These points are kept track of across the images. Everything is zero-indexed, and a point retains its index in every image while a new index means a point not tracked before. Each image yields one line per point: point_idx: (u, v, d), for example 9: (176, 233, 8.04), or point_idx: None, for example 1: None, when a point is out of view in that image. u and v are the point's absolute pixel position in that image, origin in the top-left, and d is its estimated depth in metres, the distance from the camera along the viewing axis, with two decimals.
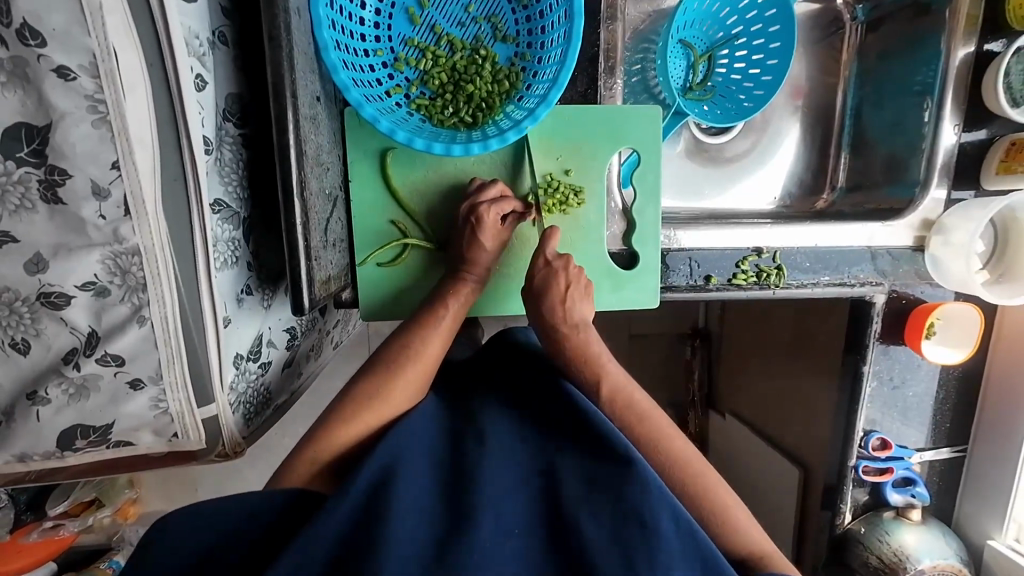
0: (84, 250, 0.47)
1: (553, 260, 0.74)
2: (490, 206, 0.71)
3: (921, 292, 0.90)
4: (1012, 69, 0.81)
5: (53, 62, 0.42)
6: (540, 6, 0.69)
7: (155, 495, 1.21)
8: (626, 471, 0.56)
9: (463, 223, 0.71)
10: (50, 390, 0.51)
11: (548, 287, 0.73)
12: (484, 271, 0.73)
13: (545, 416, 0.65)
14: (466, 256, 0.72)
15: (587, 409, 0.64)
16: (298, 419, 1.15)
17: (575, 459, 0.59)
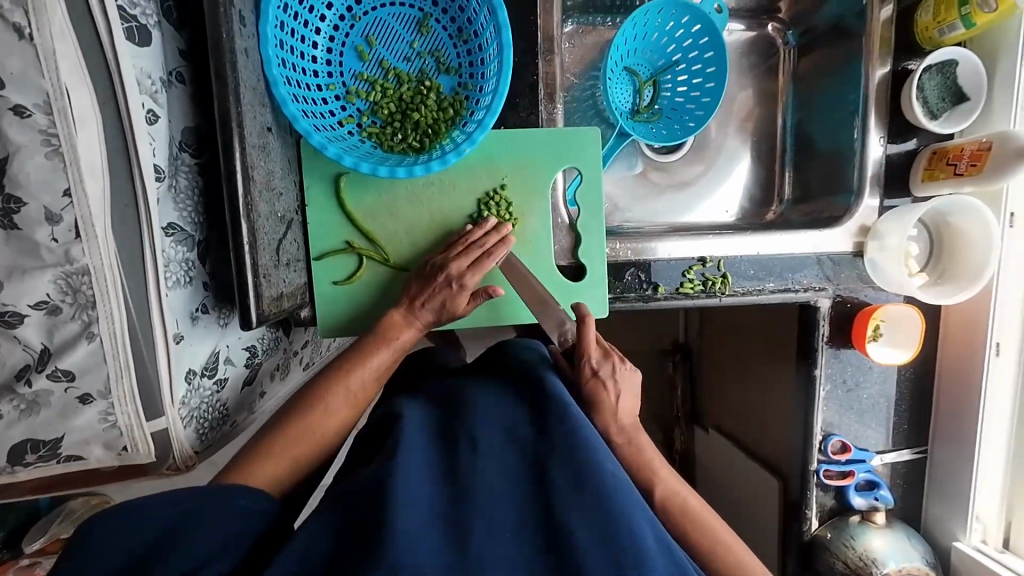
0: (37, 271, 0.51)
1: (598, 364, 0.70)
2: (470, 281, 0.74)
3: (865, 296, 0.93)
4: (925, 84, 0.87)
5: (10, 102, 0.46)
6: (477, 40, 0.75)
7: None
8: (614, 481, 0.54)
9: (439, 282, 0.74)
10: (2, 405, 0.53)
11: (599, 396, 0.70)
12: (425, 318, 0.75)
13: (538, 420, 0.61)
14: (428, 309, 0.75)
15: (573, 414, 0.61)
16: None
17: (566, 461, 0.55)
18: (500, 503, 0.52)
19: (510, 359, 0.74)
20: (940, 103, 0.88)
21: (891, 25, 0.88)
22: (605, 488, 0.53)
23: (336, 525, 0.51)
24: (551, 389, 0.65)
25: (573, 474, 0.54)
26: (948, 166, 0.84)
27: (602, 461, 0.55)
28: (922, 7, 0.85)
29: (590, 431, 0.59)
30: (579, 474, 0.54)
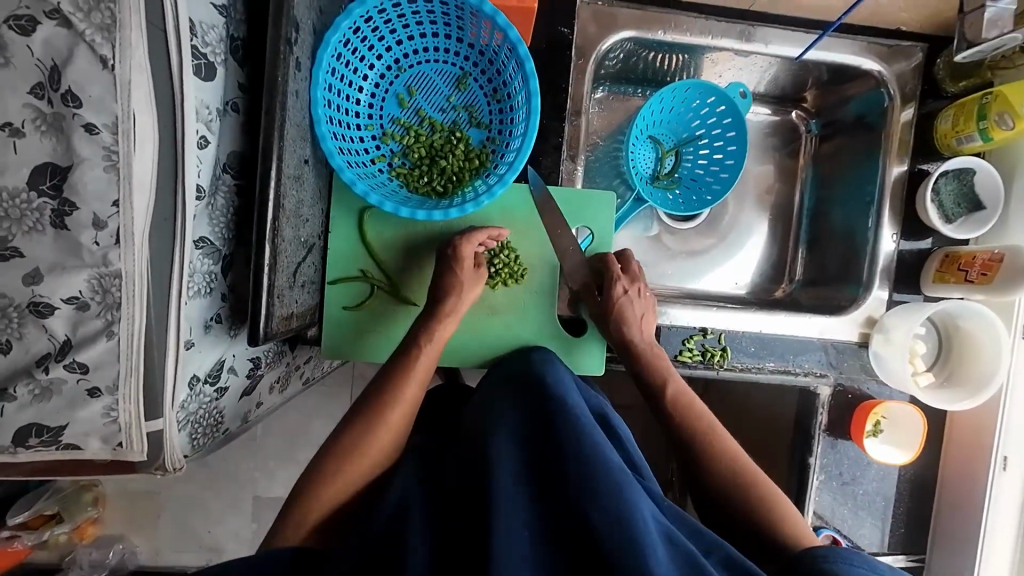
0: (76, 269, 0.56)
1: (628, 289, 0.82)
2: (469, 240, 0.79)
3: (868, 387, 0.92)
4: (941, 188, 0.89)
5: (84, 120, 0.53)
6: (509, 100, 0.79)
7: (117, 517, 1.29)
8: (623, 473, 0.51)
9: (445, 254, 0.80)
10: (18, 388, 0.57)
11: (628, 315, 0.81)
12: (462, 307, 0.78)
13: (541, 415, 0.60)
14: (448, 287, 0.78)
15: (576, 412, 0.59)
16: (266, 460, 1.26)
17: (570, 449, 0.53)
18: (514, 495, 0.49)
19: (527, 372, 0.74)
20: (956, 208, 0.89)
21: (910, 129, 0.90)
22: (616, 477, 0.50)
23: None
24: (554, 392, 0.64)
25: (580, 459, 0.52)
26: (959, 272, 0.84)
27: (609, 454, 0.54)
28: (942, 115, 0.88)
29: (599, 432, 0.57)
30: (585, 460, 0.51)
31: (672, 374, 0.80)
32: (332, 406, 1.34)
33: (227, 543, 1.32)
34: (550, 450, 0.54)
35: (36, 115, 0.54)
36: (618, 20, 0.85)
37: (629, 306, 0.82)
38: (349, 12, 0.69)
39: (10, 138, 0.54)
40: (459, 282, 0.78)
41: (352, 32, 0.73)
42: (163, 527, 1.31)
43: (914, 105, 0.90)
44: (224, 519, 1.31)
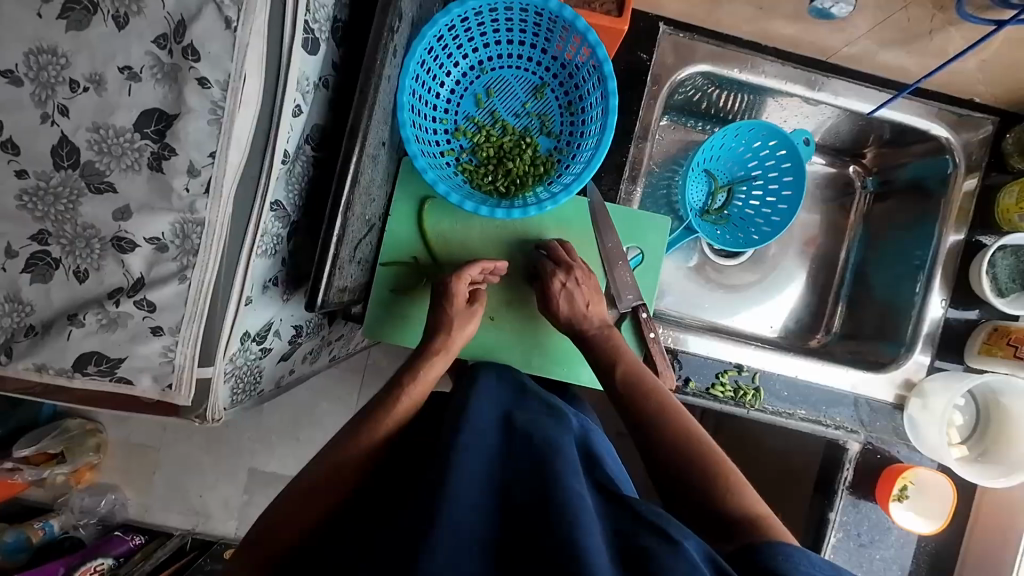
0: (164, 212, 0.59)
1: (565, 280, 0.80)
2: (459, 276, 0.80)
3: (898, 451, 0.90)
4: (997, 262, 0.88)
5: (199, 74, 0.56)
6: (583, 114, 0.82)
7: (114, 467, 1.38)
8: (579, 500, 0.51)
9: (437, 290, 0.82)
10: (88, 316, 0.59)
11: (575, 308, 0.80)
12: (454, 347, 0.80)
13: (514, 450, 0.61)
14: (437, 324, 0.80)
15: (551, 449, 0.60)
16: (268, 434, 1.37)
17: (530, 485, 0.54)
18: (469, 516, 0.50)
19: (505, 396, 0.74)
20: (1009, 283, 0.88)
21: (972, 199, 0.91)
22: (569, 506, 0.50)
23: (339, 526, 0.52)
24: (529, 428, 0.65)
25: (539, 493, 0.52)
26: (1008, 347, 0.83)
27: (569, 482, 0.54)
28: (1007, 189, 0.88)
29: (564, 460, 0.58)
30: (543, 492, 0.52)
31: (624, 354, 0.78)
32: (341, 390, 1.37)
33: (215, 510, 1.38)
34: (518, 484, 0.55)
35: (155, 63, 0.57)
36: (697, 53, 0.87)
37: (571, 297, 0.80)
38: (449, 10, 0.72)
39: (127, 81, 0.57)
40: (452, 318, 0.80)
41: (447, 29, 0.76)
42: (158, 485, 1.39)
43: (977, 176, 0.91)
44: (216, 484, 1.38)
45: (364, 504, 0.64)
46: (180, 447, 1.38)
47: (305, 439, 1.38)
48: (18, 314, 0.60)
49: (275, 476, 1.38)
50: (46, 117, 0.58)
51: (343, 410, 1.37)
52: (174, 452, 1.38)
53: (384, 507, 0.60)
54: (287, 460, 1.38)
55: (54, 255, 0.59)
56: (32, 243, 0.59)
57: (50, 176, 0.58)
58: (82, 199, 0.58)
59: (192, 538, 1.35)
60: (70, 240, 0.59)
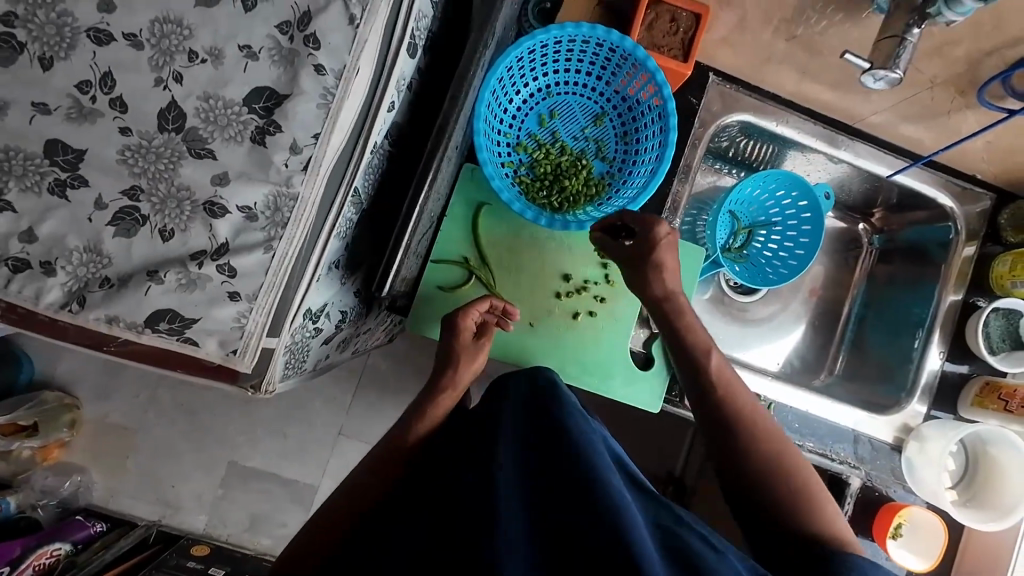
0: (260, 183, 0.61)
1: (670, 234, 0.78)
2: (468, 312, 0.83)
3: (894, 491, 0.96)
4: (991, 322, 0.96)
5: (317, 61, 0.60)
6: (638, 144, 0.89)
7: (85, 446, 1.33)
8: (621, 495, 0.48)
9: (446, 325, 0.84)
10: (168, 274, 0.61)
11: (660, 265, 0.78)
12: (461, 385, 0.83)
13: (548, 438, 0.58)
14: (445, 360, 0.83)
15: (584, 439, 0.57)
16: (257, 428, 1.35)
17: (567, 476, 0.51)
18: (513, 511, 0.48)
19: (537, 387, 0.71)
20: (1000, 343, 0.96)
21: (969, 263, 1.00)
22: (612, 496, 0.48)
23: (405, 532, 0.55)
24: (561, 416, 0.62)
25: (577, 487, 0.49)
26: (998, 400, 0.91)
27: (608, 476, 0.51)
28: (1000, 258, 0.97)
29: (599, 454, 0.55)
30: (581, 486, 0.49)
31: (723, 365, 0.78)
32: (339, 388, 1.36)
33: (186, 501, 1.34)
34: (549, 471, 0.52)
35: (274, 46, 0.60)
36: (740, 104, 0.95)
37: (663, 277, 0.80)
38: (534, 36, 0.78)
39: (245, 59, 0.60)
40: (458, 355, 0.83)
41: (527, 52, 0.82)
42: (130, 470, 1.34)
43: (975, 245, 1.00)
44: (192, 474, 1.35)
45: (397, 503, 0.64)
46: (161, 432, 1.34)
47: (293, 435, 1.35)
48: (95, 265, 0.61)
49: (254, 472, 1.35)
50: (160, 81, 0.60)
51: (337, 409, 1.35)
52: (152, 436, 1.34)
53: (425, 498, 0.59)
54: (271, 455, 1.35)
55: (142, 212, 0.61)
56: (123, 198, 0.60)
57: (154, 137, 0.60)
58: (183, 162, 0.61)
59: (157, 531, 1.29)
60: (161, 199, 0.61)
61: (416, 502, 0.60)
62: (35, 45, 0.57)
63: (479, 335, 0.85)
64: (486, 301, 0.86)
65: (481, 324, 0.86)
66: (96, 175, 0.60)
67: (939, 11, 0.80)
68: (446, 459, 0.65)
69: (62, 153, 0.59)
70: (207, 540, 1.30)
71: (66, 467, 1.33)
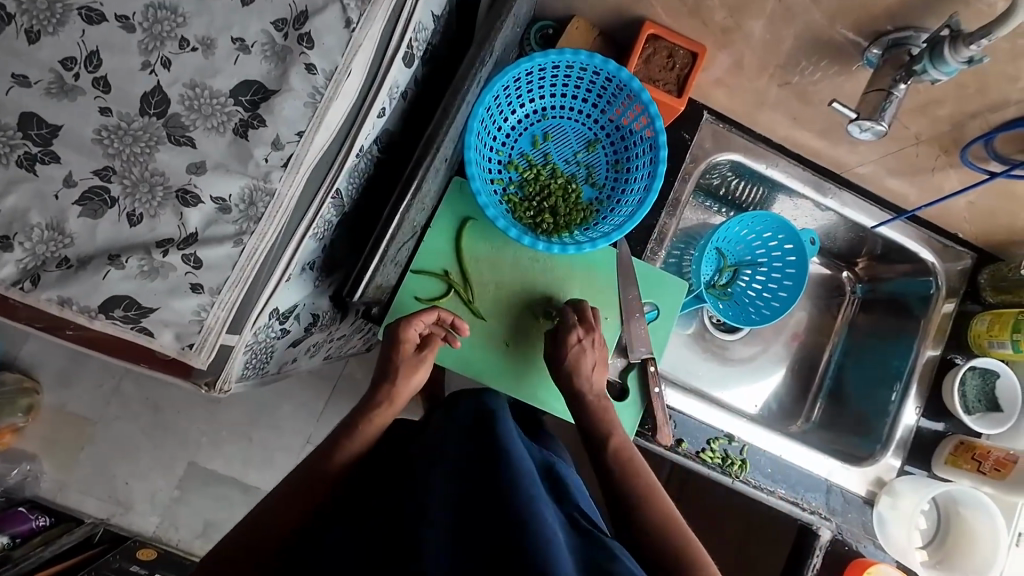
0: (237, 176, 0.60)
1: (583, 338, 0.82)
2: (411, 323, 0.79)
3: (863, 546, 0.92)
4: (967, 379, 0.96)
5: (308, 60, 0.60)
6: (628, 173, 0.89)
7: (38, 434, 1.28)
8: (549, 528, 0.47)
9: (387, 335, 0.80)
10: (131, 259, 0.59)
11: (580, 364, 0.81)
12: (398, 398, 0.79)
13: (486, 458, 0.58)
14: (384, 372, 0.79)
15: (518, 462, 0.57)
16: (221, 429, 1.30)
17: (498, 496, 0.51)
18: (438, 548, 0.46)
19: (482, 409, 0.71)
20: (976, 402, 0.95)
21: (948, 319, 1.00)
22: (542, 520, 0.48)
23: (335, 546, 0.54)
24: (501, 436, 0.62)
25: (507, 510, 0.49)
26: (973, 460, 0.90)
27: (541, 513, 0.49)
28: (979, 317, 0.97)
29: (537, 489, 0.53)
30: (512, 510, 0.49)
31: (615, 428, 0.79)
32: (310, 395, 1.31)
33: (138, 501, 1.27)
34: (482, 493, 0.52)
35: (267, 42, 0.60)
36: (732, 143, 0.97)
37: (583, 355, 0.81)
38: (532, 58, 0.80)
39: (236, 51, 0.60)
40: (397, 368, 0.79)
41: (525, 73, 0.83)
42: (82, 463, 1.28)
43: (954, 302, 1.01)
44: (147, 473, 1.29)
45: (330, 517, 0.63)
46: (119, 426, 1.29)
47: (258, 441, 1.30)
48: (56, 243, 0.58)
49: (214, 476, 1.29)
50: (147, 65, 0.59)
51: (306, 416, 1.31)
52: (109, 430, 1.29)
53: (355, 518, 0.58)
54: (232, 459, 1.30)
55: (112, 193, 0.59)
56: (94, 177, 0.59)
57: (133, 119, 0.59)
58: (160, 147, 0.59)
59: (104, 530, 1.23)
60: (133, 182, 0.59)
61: (350, 525, 0.58)
62: (24, 18, 0.56)
63: (422, 348, 0.81)
64: (432, 313, 0.82)
65: (425, 337, 0.82)
66: (70, 152, 0.58)
67: (924, 69, 0.69)
68: (386, 482, 0.64)
69: (37, 127, 0.58)
70: (156, 544, 1.23)
71: (15, 456, 1.27)
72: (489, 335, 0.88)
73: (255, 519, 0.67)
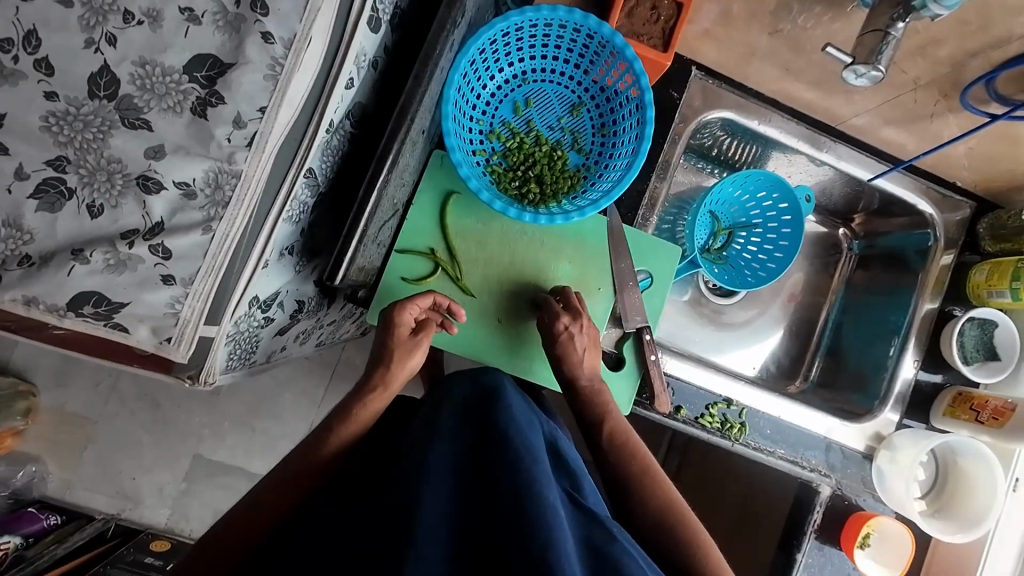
0: (199, 158, 0.57)
1: (570, 325, 0.80)
2: (405, 307, 0.78)
3: (862, 500, 0.93)
4: (965, 330, 0.95)
5: (264, 28, 0.56)
6: (615, 136, 0.85)
7: (40, 437, 1.27)
8: (553, 511, 0.46)
9: (382, 321, 0.79)
10: (95, 254, 0.56)
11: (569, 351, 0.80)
12: (394, 386, 0.77)
13: (486, 441, 0.57)
14: (379, 357, 0.77)
15: (518, 443, 0.56)
16: (221, 421, 1.30)
17: (499, 480, 0.50)
18: (439, 536, 0.45)
19: (476, 391, 0.69)
20: (974, 352, 0.95)
21: (947, 271, 0.98)
22: (544, 499, 0.47)
23: (331, 528, 0.54)
24: (500, 417, 0.61)
25: (509, 495, 0.48)
26: (970, 411, 0.90)
27: (544, 491, 0.49)
28: (978, 267, 0.95)
29: (538, 465, 0.53)
30: (513, 495, 0.48)
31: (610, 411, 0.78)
32: (309, 382, 1.31)
33: (147, 495, 1.28)
34: (483, 479, 0.51)
35: (219, 11, 0.56)
36: (722, 100, 0.93)
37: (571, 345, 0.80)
38: (507, 17, 0.75)
39: (186, 23, 0.55)
40: (392, 351, 0.77)
41: (500, 35, 0.78)
42: (86, 462, 1.28)
43: (953, 253, 0.99)
44: (152, 468, 1.29)
45: (326, 499, 0.63)
46: (120, 423, 1.28)
47: (261, 430, 1.30)
48: (14, 240, 0.55)
49: (219, 467, 1.29)
50: (91, 43, 0.54)
51: (307, 403, 1.30)
52: (110, 427, 1.28)
53: (355, 500, 0.58)
54: (236, 449, 1.30)
55: (69, 184, 0.56)
56: (48, 168, 0.55)
57: (83, 104, 0.55)
58: (113, 132, 0.56)
59: (117, 524, 1.24)
60: (90, 171, 0.56)
61: (345, 509, 0.57)
62: None
63: (416, 333, 0.79)
64: (426, 298, 0.80)
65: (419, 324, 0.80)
66: (18, 143, 0.54)
67: (923, 4, 0.69)
68: (382, 466, 0.63)
69: None
70: (169, 535, 1.24)
71: (19, 459, 1.26)
72: (481, 313, 0.87)
73: (250, 507, 0.66)
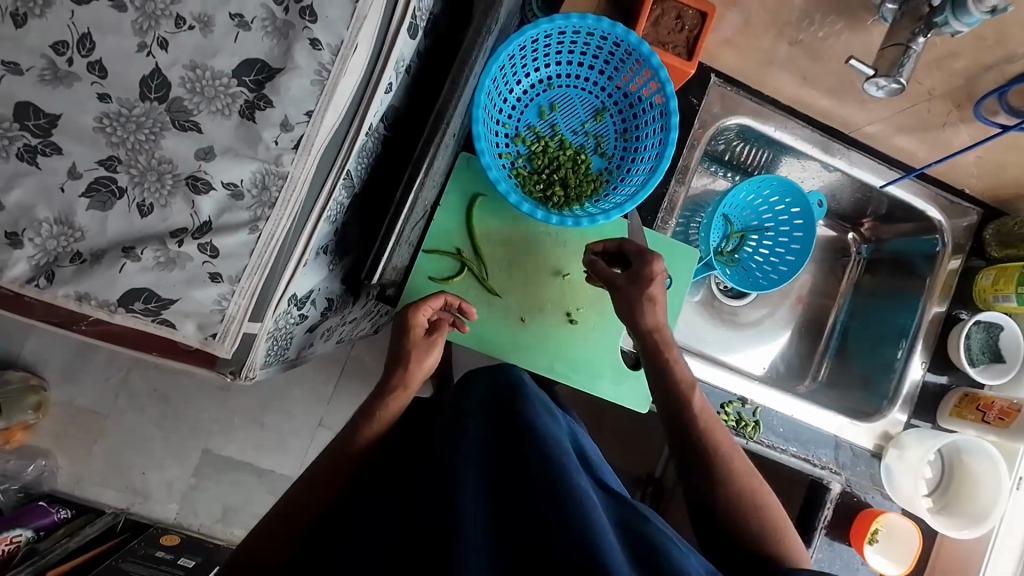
0: (247, 160, 0.59)
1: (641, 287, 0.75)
2: (418, 309, 0.79)
3: (871, 497, 0.97)
4: (971, 333, 0.98)
5: (312, 34, 0.57)
6: (637, 141, 0.88)
7: (51, 431, 1.28)
8: (587, 502, 0.47)
9: (396, 323, 0.80)
10: (145, 251, 0.58)
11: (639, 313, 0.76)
12: (413, 385, 0.78)
13: (515, 436, 0.58)
14: (396, 358, 0.78)
15: (547, 438, 0.57)
16: (233, 417, 1.31)
17: (531, 471, 0.51)
18: (481, 525, 0.46)
19: (500, 387, 0.71)
20: (980, 354, 0.98)
21: (954, 275, 1.01)
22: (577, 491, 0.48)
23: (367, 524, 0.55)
24: (526, 414, 0.62)
25: (542, 486, 0.49)
26: (977, 411, 0.93)
27: (578, 483, 0.50)
28: (984, 272, 0.98)
29: (568, 459, 0.54)
30: (546, 486, 0.49)
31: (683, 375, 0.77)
32: (318, 379, 1.32)
33: (156, 490, 1.29)
34: (515, 470, 0.52)
35: (268, 17, 0.57)
36: (739, 107, 0.95)
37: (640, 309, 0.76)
38: (538, 24, 0.77)
39: (236, 28, 0.56)
40: (409, 352, 0.78)
41: (530, 41, 0.80)
42: (96, 457, 1.29)
43: (960, 258, 1.02)
44: (162, 463, 1.30)
45: (358, 496, 0.64)
46: (132, 418, 1.29)
47: (270, 426, 1.32)
48: (66, 238, 0.57)
49: (229, 462, 1.31)
50: (143, 47, 0.55)
51: (317, 399, 1.32)
52: (122, 422, 1.29)
53: (387, 497, 0.59)
54: (246, 445, 1.31)
55: (120, 183, 0.57)
56: (99, 167, 0.56)
57: (134, 105, 0.56)
58: (165, 133, 0.57)
59: (126, 519, 1.25)
60: (140, 171, 0.57)
61: (380, 506, 0.58)
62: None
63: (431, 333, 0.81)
64: (435, 298, 0.81)
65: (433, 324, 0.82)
66: (71, 143, 0.55)
67: (945, 20, 0.75)
68: (413, 461, 0.65)
69: (34, 117, 0.54)
70: (178, 530, 1.26)
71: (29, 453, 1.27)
72: (506, 311, 0.89)
73: (285, 505, 0.68)
